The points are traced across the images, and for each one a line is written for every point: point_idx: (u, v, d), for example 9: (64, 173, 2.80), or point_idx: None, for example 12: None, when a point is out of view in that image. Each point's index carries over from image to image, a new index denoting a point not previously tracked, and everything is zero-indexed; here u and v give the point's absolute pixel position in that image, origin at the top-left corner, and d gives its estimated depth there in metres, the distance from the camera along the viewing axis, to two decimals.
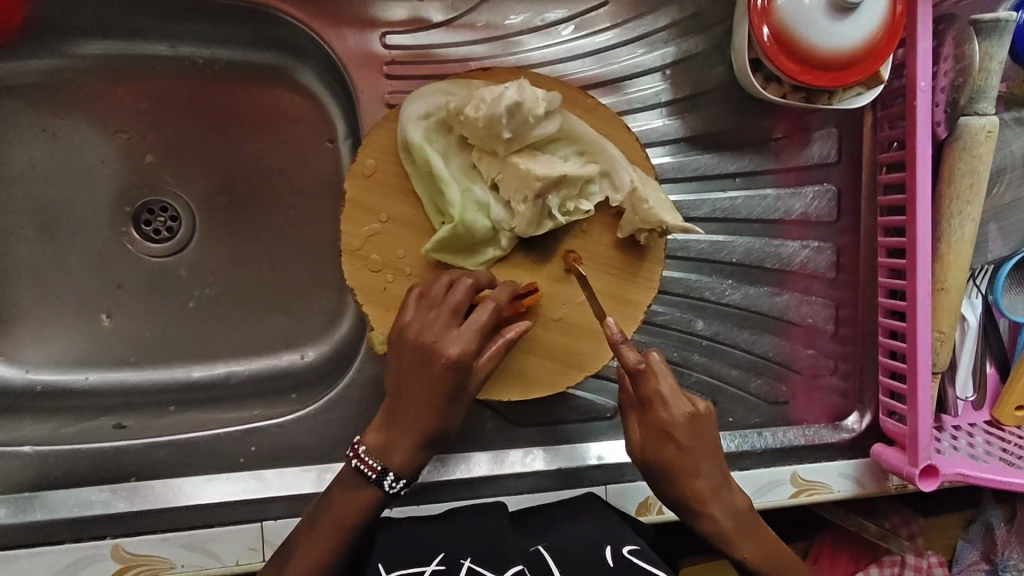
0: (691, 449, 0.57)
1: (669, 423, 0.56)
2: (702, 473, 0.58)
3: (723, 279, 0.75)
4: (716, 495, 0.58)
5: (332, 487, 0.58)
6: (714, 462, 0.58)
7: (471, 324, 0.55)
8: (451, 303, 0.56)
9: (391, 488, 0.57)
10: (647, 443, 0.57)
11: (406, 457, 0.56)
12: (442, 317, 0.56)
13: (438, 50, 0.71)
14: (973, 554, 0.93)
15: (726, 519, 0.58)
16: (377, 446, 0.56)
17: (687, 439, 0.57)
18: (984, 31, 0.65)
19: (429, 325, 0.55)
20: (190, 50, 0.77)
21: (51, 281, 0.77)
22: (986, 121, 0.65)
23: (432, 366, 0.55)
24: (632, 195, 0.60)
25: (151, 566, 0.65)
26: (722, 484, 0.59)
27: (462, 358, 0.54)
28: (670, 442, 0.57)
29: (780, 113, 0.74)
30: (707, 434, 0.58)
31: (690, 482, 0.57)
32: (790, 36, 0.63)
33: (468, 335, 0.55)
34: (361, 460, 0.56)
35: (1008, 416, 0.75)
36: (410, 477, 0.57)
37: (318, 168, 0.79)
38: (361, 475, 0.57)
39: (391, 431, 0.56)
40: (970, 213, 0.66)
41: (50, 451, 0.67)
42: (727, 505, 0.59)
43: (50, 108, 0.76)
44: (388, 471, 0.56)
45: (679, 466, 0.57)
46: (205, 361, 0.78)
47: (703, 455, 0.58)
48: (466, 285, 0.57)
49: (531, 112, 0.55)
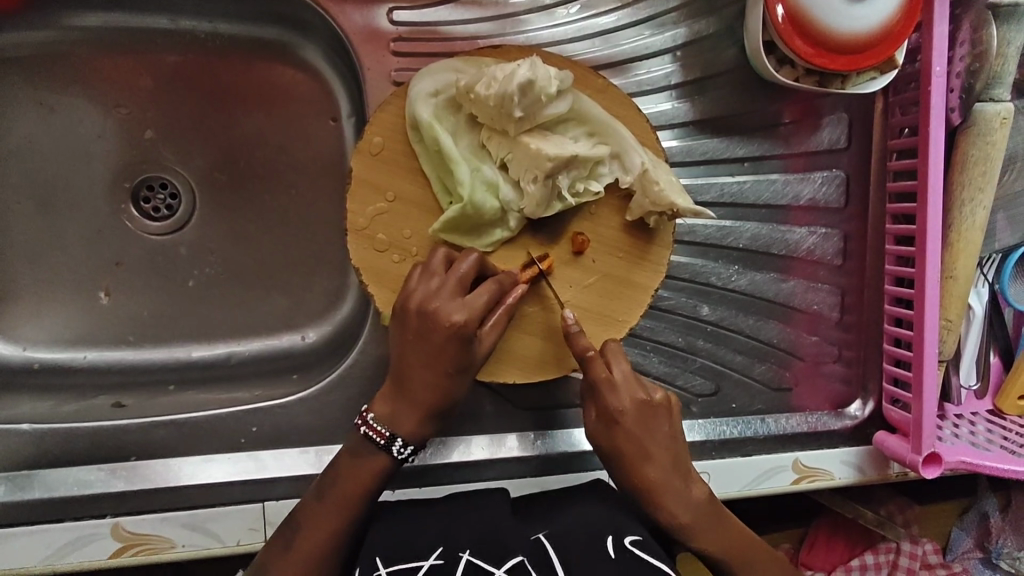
0: (642, 436, 0.57)
1: (617, 409, 0.56)
2: (655, 461, 0.57)
3: (729, 265, 0.75)
4: (671, 487, 0.57)
5: (340, 457, 0.59)
6: (668, 452, 0.57)
7: (477, 297, 0.55)
8: (456, 274, 0.55)
9: (399, 454, 0.57)
10: (599, 429, 0.58)
11: (414, 425, 0.56)
12: (448, 287, 0.55)
13: (445, 27, 0.69)
14: (967, 542, 0.94)
15: (685, 512, 0.58)
16: (386, 414, 0.57)
17: (636, 426, 0.57)
18: (1001, 16, 0.64)
19: (434, 294, 0.54)
20: (191, 24, 0.75)
21: (48, 257, 0.75)
22: (1001, 107, 0.64)
23: (438, 336, 0.54)
24: (642, 177, 0.59)
25: (152, 545, 0.65)
26: (679, 477, 0.58)
27: (469, 329, 0.54)
28: (620, 428, 0.57)
29: (790, 97, 0.73)
30: (662, 422, 0.58)
31: (641, 470, 0.57)
32: (806, 18, 0.62)
33: (474, 307, 0.54)
34: (369, 427, 0.57)
35: (1010, 405, 0.75)
36: (416, 445, 0.57)
37: (321, 147, 0.78)
38: (370, 441, 0.57)
39: (397, 401, 0.56)
40: (982, 200, 0.66)
41: (48, 429, 0.67)
42: (688, 499, 0.58)
43: (46, 81, 0.74)
44: (396, 438, 0.57)
45: (629, 455, 0.57)
46: (205, 341, 0.78)
47: (656, 443, 0.57)
48: (471, 257, 0.56)
49: (543, 91, 0.54)
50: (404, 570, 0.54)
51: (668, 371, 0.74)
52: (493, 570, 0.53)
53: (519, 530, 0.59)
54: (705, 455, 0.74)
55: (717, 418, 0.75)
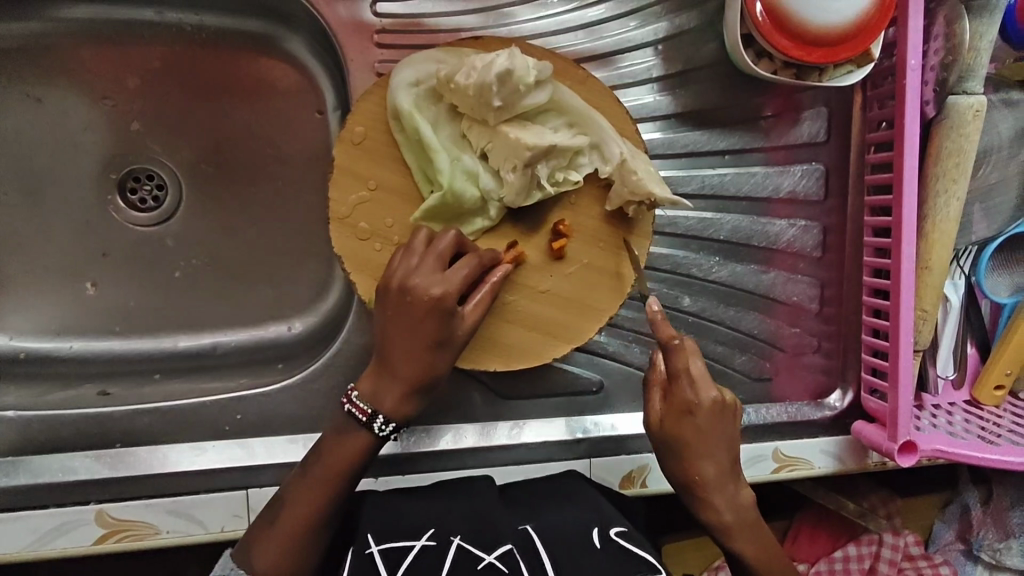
0: (709, 433, 0.57)
1: (692, 402, 0.57)
2: (713, 458, 0.58)
3: (710, 256, 0.76)
4: (723, 487, 0.59)
5: (326, 437, 0.59)
6: (727, 452, 0.58)
7: (456, 271, 0.55)
8: (436, 250, 0.56)
9: (381, 430, 0.57)
10: (667, 421, 0.58)
11: (396, 401, 0.57)
12: (427, 263, 0.55)
13: (428, 19, 0.70)
14: (949, 534, 0.95)
15: (729, 511, 0.59)
16: (369, 392, 0.57)
17: (707, 423, 0.57)
18: (974, 9, 0.65)
19: (414, 270, 0.55)
20: (178, 16, 0.75)
21: (35, 248, 0.76)
22: (974, 100, 0.65)
23: (418, 311, 0.55)
24: (621, 167, 0.60)
25: (136, 531, 0.65)
26: (731, 478, 0.59)
27: (448, 303, 0.55)
28: (690, 421, 0.57)
29: (771, 91, 0.74)
30: (727, 424, 0.58)
31: (698, 465, 0.58)
32: (783, 12, 0.63)
33: (452, 281, 0.55)
34: (353, 405, 0.57)
35: (987, 395, 0.76)
36: (399, 421, 0.58)
37: (307, 139, 0.78)
38: (353, 419, 0.58)
39: (379, 379, 0.57)
40: (956, 192, 0.67)
41: (34, 417, 0.67)
42: (734, 500, 0.59)
43: (33, 73, 0.75)
44: (377, 415, 0.57)
45: (694, 447, 0.57)
46: (191, 331, 0.78)
47: (719, 442, 0.58)
48: (450, 233, 0.57)
49: (522, 81, 0.55)
50: (397, 548, 0.55)
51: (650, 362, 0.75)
52: (484, 556, 0.55)
53: (505, 518, 0.59)
54: None
55: None
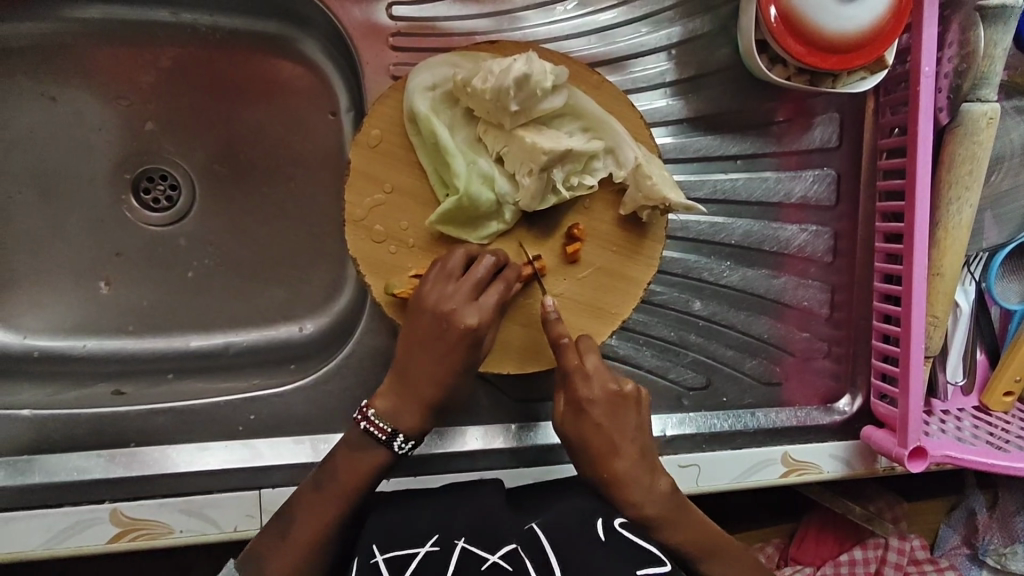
0: (610, 429, 0.56)
1: (586, 397, 0.56)
2: (621, 453, 0.56)
3: (722, 261, 0.76)
4: (636, 480, 0.57)
5: (338, 447, 0.59)
6: (635, 444, 0.57)
7: (489, 300, 0.57)
8: (471, 277, 0.57)
9: (400, 449, 0.58)
10: (567, 416, 0.57)
11: (415, 422, 0.58)
12: (463, 291, 0.56)
13: (443, 23, 0.70)
14: (954, 538, 0.95)
15: (650, 503, 0.57)
16: (388, 410, 0.58)
17: (605, 418, 0.56)
18: (989, 18, 0.65)
19: (449, 298, 0.56)
20: (193, 17, 0.76)
21: (49, 247, 0.76)
22: (987, 107, 0.66)
23: (451, 338, 0.56)
24: (635, 171, 0.60)
25: (149, 531, 0.65)
26: (646, 471, 0.57)
27: (480, 331, 0.56)
28: (587, 418, 0.56)
29: (783, 96, 0.74)
30: (631, 416, 0.57)
31: (610, 462, 0.56)
32: (797, 17, 0.64)
33: (486, 310, 0.56)
34: (370, 423, 0.58)
35: (997, 401, 0.76)
36: (417, 439, 0.59)
37: (321, 141, 0.79)
38: (370, 437, 0.58)
39: (400, 398, 0.58)
40: (968, 199, 0.67)
41: (49, 415, 0.68)
42: (651, 491, 0.57)
43: (49, 73, 0.75)
44: (397, 434, 0.58)
45: (597, 447, 0.56)
46: (203, 331, 0.78)
47: (624, 435, 0.56)
48: (486, 258, 0.58)
49: (538, 86, 0.56)
50: (401, 556, 0.54)
51: (660, 365, 0.75)
52: (487, 557, 0.54)
53: (514, 519, 0.59)
54: (696, 448, 0.75)
55: (707, 412, 0.76)
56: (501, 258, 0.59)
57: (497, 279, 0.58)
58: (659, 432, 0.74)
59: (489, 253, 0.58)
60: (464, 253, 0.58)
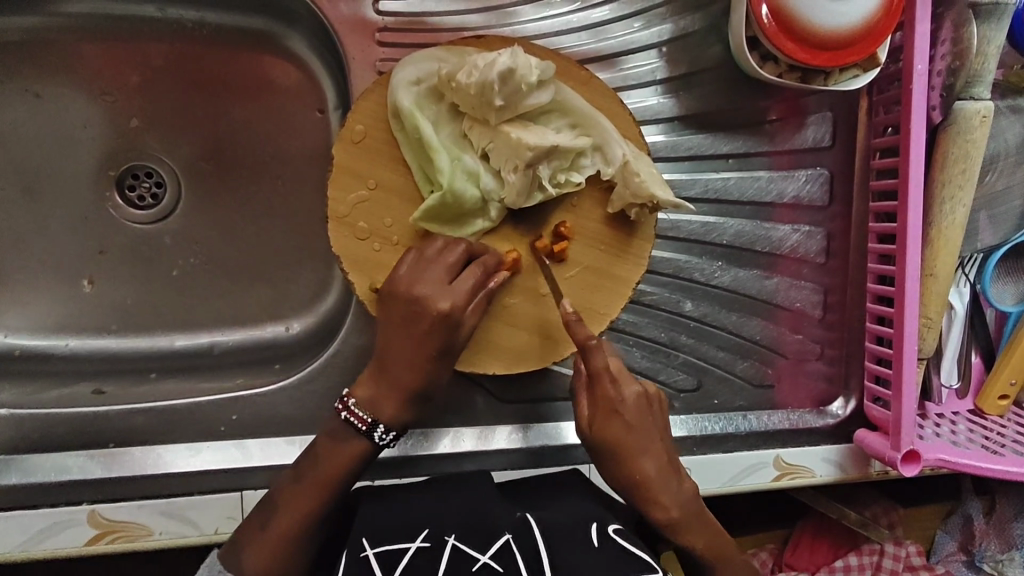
0: (640, 428, 0.56)
1: (617, 398, 0.56)
2: (651, 453, 0.56)
3: (713, 261, 0.75)
4: (667, 481, 0.56)
5: (320, 439, 0.58)
6: (662, 444, 0.57)
7: (464, 282, 0.56)
8: (445, 261, 0.57)
9: (381, 440, 0.57)
10: (596, 419, 0.56)
11: (394, 410, 0.57)
12: (436, 274, 0.56)
13: (431, 18, 0.70)
14: (951, 544, 0.94)
15: (677, 506, 0.57)
16: (367, 399, 0.57)
17: (635, 417, 0.56)
18: (982, 14, 0.64)
19: (423, 282, 0.56)
20: (179, 13, 0.75)
21: (31, 244, 0.75)
22: (981, 106, 0.65)
23: (425, 322, 0.55)
24: (623, 169, 0.59)
25: (128, 533, 0.64)
26: (674, 471, 0.57)
27: (454, 316, 0.56)
28: (618, 420, 0.56)
29: (775, 95, 0.74)
30: (655, 416, 0.58)
31: (641, 462, 0.56)
32: (788, 13, 0.63)
33: (461, 292, 0.56)
34: (351, 412, 0.57)
35: (991, 405, 0.75)
36: (398, 429, 0.58)
37: (308, 138, 0.78)
38: (351, 426, 0.57)
39: (378, 386, 0.57)
40: (962, 199, 0.66)
41: (28, 414, 0.67)
42: (678, 494, 0.57)
43: (33, 69, 0.74)
44: (377, 424, 0.57)
45: (630, 448, 0.56)
46: (188, 330, 0.77)
47: (652, 435, 0.57)
48: (460, 243, 0.57)
49: (524, 80, 0.55)
50: (391, 551, 0.53)
51: (651, 366, 0.74)
52: (479, 556, 0.52)
53: (506, 508, 0.58)
54: (687, 451, 0.74)
55: (698, 414, 0.75)
56: (477, 246, 0.59)
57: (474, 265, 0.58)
58: None
59: (463, 240, 0.58)
60: (439, 240, 0.58)
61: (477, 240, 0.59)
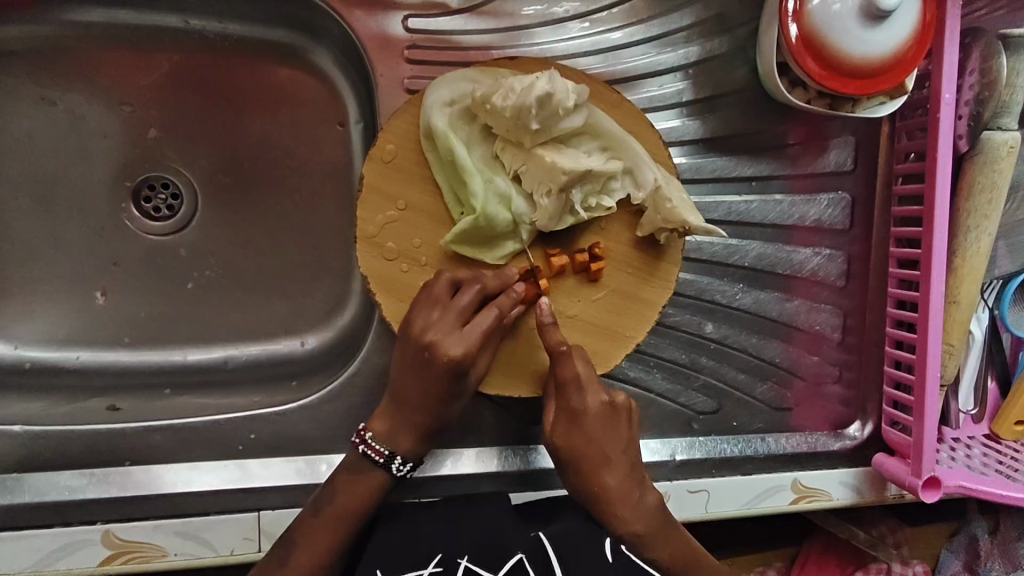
0: (603, 439, 0.56)
1: (580, 408, 0.56)
2: (611, 465, 0.56)
3: (734, 283, 0.75)
4: (627, 495, 0.56)
5: (337, 472, 0.58)
6: (625, 457, 0.57)
7: (474, 328, 0.54)
8: (457, 306, 0.55)
9: (398, 471, 0.58)
10: (557, 425, 0.56)
11: (410, 443, 0.58)
12: (449, 320, 0.54)
13: (458, 36, 0.69)
14: (956, 564, 0.94)
15: (640, 520, 0.56)
16: (383, 432, 0.58)
17: (596, 427, 0.56)
18: (1011, 46, 0.65)
19: (434, 325, 0.54)
20: (202, 24, 0.74)
21: (45, 255, 0.74)
22: (1009, 136, 0.65)
23: (436, 369, 0.54)
24: (655, 193, 0.59)
25: (143, 554, 0.63)
26: (635, 483, 0.57)
27: (464, 363, 0.54)
28: (579, 428, 0.56)
29: (797, 119, 0.74)
30: (620, 427, 0.57)
31: (598, 473, 0.55)
32: (820, 38, 0.63)
33: (471, 340, 0.54)
34: (368, 446, 0.58)
35: (1007, 430, 0.75)
36: (415, 461, 0.59)
37: (327, 152, 0.77)
38: (368, 459, 0.58)
39: (395, 420, 0.57)
40: (987, 227, 0.67)
41: (41, 431, 0.65)
42: (640, 509, 0.56)
43: (51, 77, 0.73)
44: (394, 456, 0.57)
45: (588, 458, 0.55)
46: (203, 344, 0.76)
47: (614, 448, 0.56)
48: (474, 286, 0.55)
49: (561, 104, 0.54)
50: None
51: (671, 388, 0.74)
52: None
53: (521, 533, 0.58)
54: (705, 473, 0.73)
55: (717, 436, 0.75)
56: (492, 287, 0.56)
57: (488, 306, 0.55)
58: (668, 457, 0.72)
59: (479, 281, 0.56)
60: (453, 279, 0.56)
61: (493, 279, 0.57)
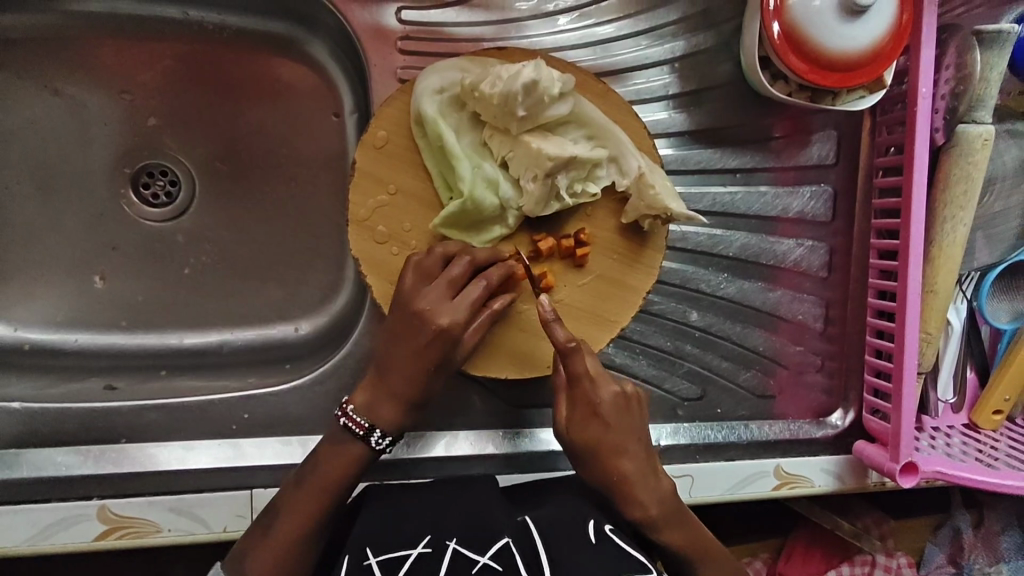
0: (619, 429, 0.58)
1: (595, 399, 0.57)
2: (628, 453, 0.58)
3: (718, 273, 0.76)
4: (644, 480, 0.58)
5: (319, 445, 0.60)
6: (641, 444, 0.58)
7: (465, 297, 0.57)
8: (447, 276, 0.57)
9: (377, 444, 0.59)
10: (574, 420, 0.58)
11: (391, 414, 0.58)
12: (440, 290, 0.57)
13: (450, 29, 0.71)
14: (940, 557, 0.96)
15: (655, 504, 0.58)
16: (364, 404, 0.59)
17: (613, 417, 0.58)
18: (985, 42, 0.67)
19: (425, 295, 0.56)
20: (201, 15, 0.76)
21: (45, 240, 0.75)
22: (982, 129, 0.67)
23: (425, 338, 0.56)
24: (638, 180, 0.61)
25: (137, 529, 0.64)
26: (651, 470, 0.58)
27: (454, 331, 0.56)
28: (597, 420, 0.57)
29: (781, 113, 0.76)
30: (635, 417, 0.59)
31: (617, 462, 0.57)
32: (799, 34, 0.65)
33: (461, 309, 0.56)
34: (348, 419, 0.58)
35: (986, 419, 0.77)
36: (394, 435, 0.59)
37: (323, 141, 0.79)
38: (347, 432, 0.59)
39: (376, 392, 0.59)
40: (963, 218, 0.69)
41: (39, 408, 0.67)
42: (656, 493, 0.58)
43: (52, 65, 0.75)
44: (374, 429, 0.58)
45: (606, 448, 0.57)
46: (198, 329, 0.78)
47: (631, 437, 0.58)
48: (463, 259, 0.58)
49: (546, 92, 0.56)
50: (394, 558, 0.54)
51: (656, 375, 0.76)
52: (478, 559, 0.53)
53: (507, 513, 0.59)
54: (690, 459, 0.75)
55: (702, 423, 0.77)
56: (481, 261, 0.59)
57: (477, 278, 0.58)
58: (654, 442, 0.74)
59: (469, 253, 0.58)
60: (443, 252, 0.58)
61: (482, 254, 0.59)
